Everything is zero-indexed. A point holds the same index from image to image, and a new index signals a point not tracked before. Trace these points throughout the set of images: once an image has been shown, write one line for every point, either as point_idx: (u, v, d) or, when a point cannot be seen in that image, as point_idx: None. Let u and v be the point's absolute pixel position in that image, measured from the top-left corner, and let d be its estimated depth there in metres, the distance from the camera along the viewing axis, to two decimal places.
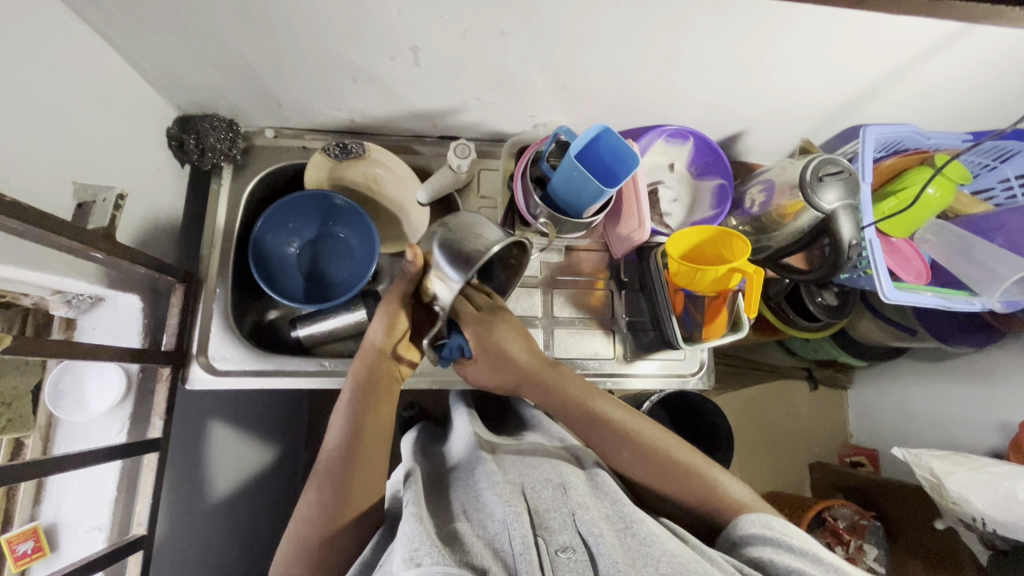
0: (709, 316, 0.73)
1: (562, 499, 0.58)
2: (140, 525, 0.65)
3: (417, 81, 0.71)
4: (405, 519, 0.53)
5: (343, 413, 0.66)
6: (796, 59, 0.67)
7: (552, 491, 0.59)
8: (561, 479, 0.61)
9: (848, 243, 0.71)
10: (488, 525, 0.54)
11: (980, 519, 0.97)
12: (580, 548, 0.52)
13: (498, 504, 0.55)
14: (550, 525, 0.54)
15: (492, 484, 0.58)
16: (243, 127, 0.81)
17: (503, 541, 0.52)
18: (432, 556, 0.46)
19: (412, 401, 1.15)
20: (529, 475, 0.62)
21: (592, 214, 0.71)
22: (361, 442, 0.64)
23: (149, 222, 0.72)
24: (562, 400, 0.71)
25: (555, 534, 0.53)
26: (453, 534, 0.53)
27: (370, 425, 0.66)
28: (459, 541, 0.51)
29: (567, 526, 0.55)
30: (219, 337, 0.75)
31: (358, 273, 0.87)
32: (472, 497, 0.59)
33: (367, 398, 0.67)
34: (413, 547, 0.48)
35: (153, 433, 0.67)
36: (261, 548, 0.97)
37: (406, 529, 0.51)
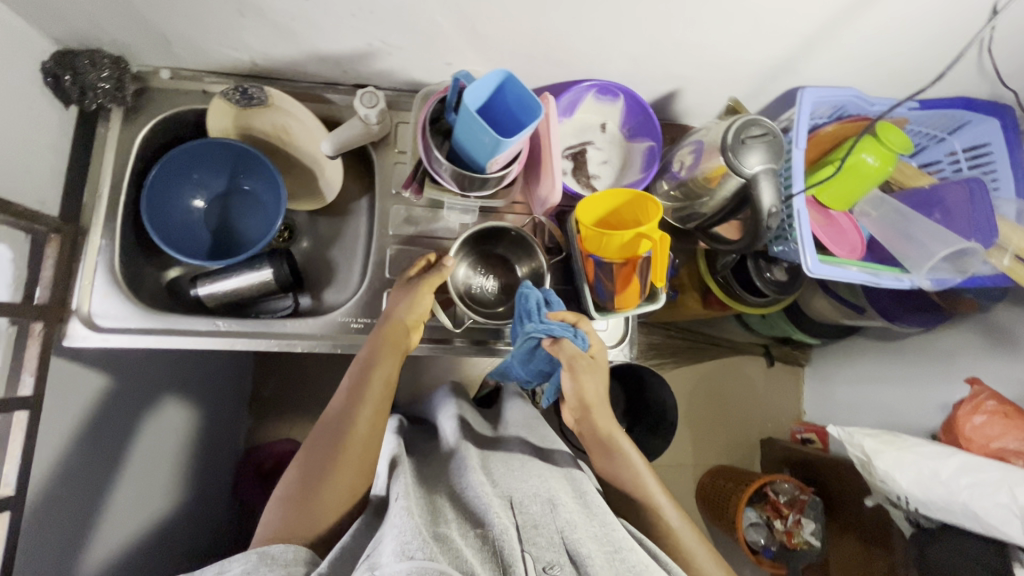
0: (620, 285, 0.69)
1: (551, 514, 0.61)
2: (9, 486, 0.62)
3: (310, 18, 0.64)
4: (396, 514, 0.56)
5: (348, 374, 0.68)
6: (722, 5, 0.61)
7: (541, 507, 0.62)
8: (550, 494, 0.64)
9: (768, 210, 0.66)
10: (486, 531, 0.58)
11: (904, 498, 0.97)
12: (567, 564, 0.56)
13: (490, 515, 0.58)
14: (536, 543, 0.58)
15: (481, 493, 0.62)
16: (133, 67, 0.75)
17: (501, 545, 0.56)
18: (424, 551, 0.50)
19: None
20: (520, 487, 0.65)
21: (497, 169, 0.66)
22: (350, 437, 0.63)
23: (33, 167, 0.65)
24: (594, 433, 0.71)
25: (541, 551, 0.57)
26: (440, 531, 0.56)
27: (367, 394, 0.66)
28: (452, 543, 0.54)
29: (555, 544, 0.58)
30: (105, 293, 0.71)
31: (267, 227, 0.83)
32: (465, 504, 0.63)
33: (360, 389, 0.66)
34: (405, 540, 0.51)
35: (22, 390, 0.64)
36: (182, 511, 0.95)
37: (397, 522, 0.54)
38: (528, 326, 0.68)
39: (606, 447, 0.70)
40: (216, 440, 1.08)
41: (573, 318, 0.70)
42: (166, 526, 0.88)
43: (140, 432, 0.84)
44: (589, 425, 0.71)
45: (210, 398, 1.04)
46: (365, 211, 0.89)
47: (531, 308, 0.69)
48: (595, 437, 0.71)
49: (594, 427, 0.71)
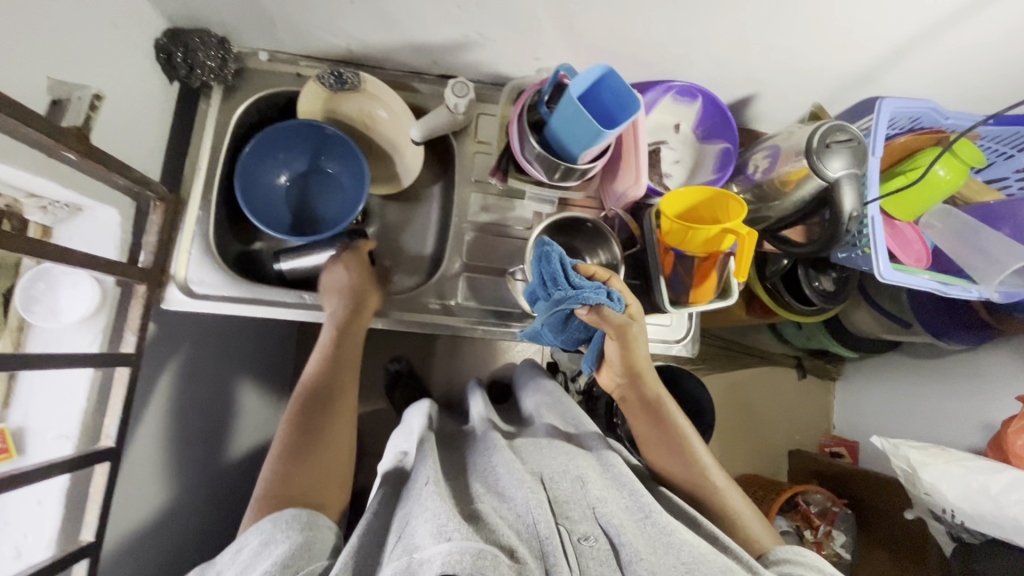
0: (698, 279, 0.71)
1: (581, 490, 0.59)
2: (108, 437, 0.66)
3: (417, 8, 0.67)
4: (427, 496, 0.55)
5: (318, 350, 0.73)
6: (817, 12, 0.63)
7: (571, 483, 0.61)
8: (579, 471, 0.63)
9: (848, 214, 0.68)
10: (511, 510, 0.56)
11: (950, 511, 0.97)
12: (602, 537, 0.55)
13: (520, 490, 0.57)
14: (570, 516, 0.56)
15: (512, 469, 0.60)
16: (235, 48, 0.78)
17: (526, 523, 0.54)
18: (461, 531, 0.48)
19: (400, 351, 1.23)
20: (548, 464, 0.64)
21: (588, 160, 0.69)
22: (330, 414, 0.68)
23: (134, 138, 0.70)
24: (641, 393, 0.75)
25: (576, 524, 0.55)
26: (472, 511, 0.55)
27: (338, 363, 0.72)
28: (483, 519, 0.53)
29: (587, 517, 0.57)
30: (198, 261, 0.74)
31: (346, 208, 0.86)
32: (491, 480, 0.62)
33: (337, 374, 0.71)
34: (440, 522, 0.49)
35: (126, 348, 0.68)
36: (224, 479, 0.99)
37: (430, 504, 0.53)
38: (560, 294, 0.64)
39: (652, 415, 0.74)
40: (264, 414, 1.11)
41: (604, 275, 0.69)
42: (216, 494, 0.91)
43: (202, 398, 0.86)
44: (637, 386, 0.75)
45: (252, 374, 1.07)
46: (437, 198, 0.91)
47: (559, 272, 0.64)
48: (642, 397, 0.75)
49: (643, 388, 0.75)
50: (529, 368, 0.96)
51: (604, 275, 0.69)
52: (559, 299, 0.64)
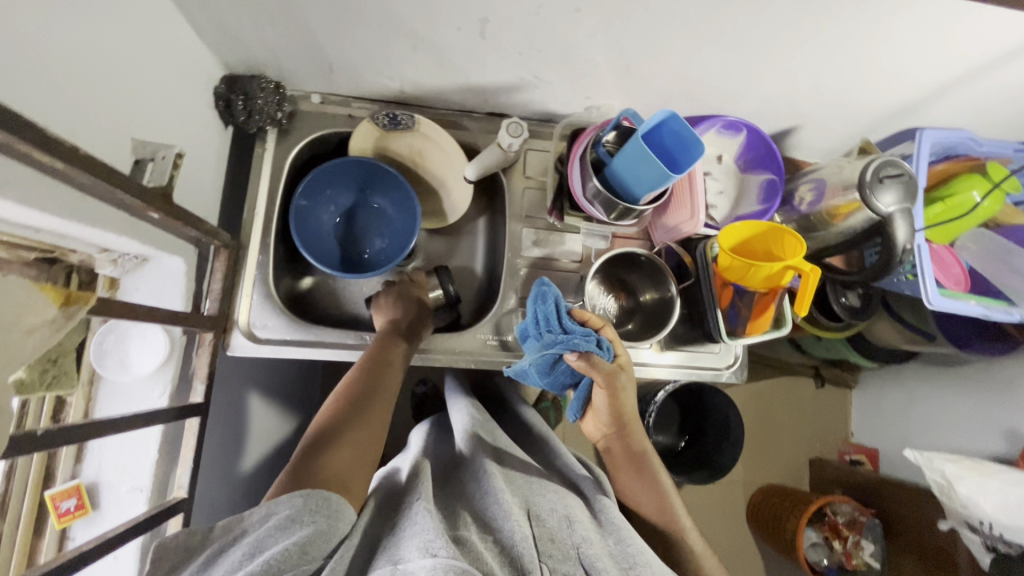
0: (755, 312, 0.73)
1: (568, 528, 0.60)
2: (180, 488, 0.64)
3: (480, 54, 0.68)
4: (418, 510, 0.56)
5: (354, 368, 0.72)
6: (872, 54, 0.65)
7: (559, 521, 0.61)
8: (567, 511, 0.63)
9: (901, 246, 0.70)
10: (500, 538, 0.57)
11: (986, 523, 0.99)
12: None
13: (508, 520, 0.58)
14: (552, 556, 0.56)
15: (502, 498, 0.61)
16: (289, 91, 0.79)
17: (516, 551, 0.55)
18: (448, 549, 0.48)
19: (423, 375, 1.22)
20: (538, 501, 0.64)
21: (648, 201, 0.70)
22: (359, 419, 0.66)
23: (194, 186, 0.70)
24: (626, 445, 0.76)
25: (557, 564, 0.55)
26: (458, 535, 0.56)
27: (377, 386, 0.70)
28: (468, 545, 0.54)
29: (570, 557, 0.56)
30: (260, 305, 0.75)
31: (394, 243, 0.85)
32: (481, 509, 0.62)
33: (375, 385, 0.70)
34: (429, 539, 0.50)
35: (194, 399, 0.67)
36: None
37: (420, 521, 0.54)
38: (547, 337, 0.65)
39: (634, 460, 0.76)
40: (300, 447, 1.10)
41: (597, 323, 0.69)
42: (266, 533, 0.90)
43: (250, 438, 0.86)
44: (623, 438, 0.76)
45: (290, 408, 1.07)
46: (482, 231, 0.92)
47: (550, 313, 0.65)
48: (626, 449, 0.76)
49: (630, 441, 0.76)
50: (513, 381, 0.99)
51: (598, 324, 0.69)
52: (547, 342, 0.65)
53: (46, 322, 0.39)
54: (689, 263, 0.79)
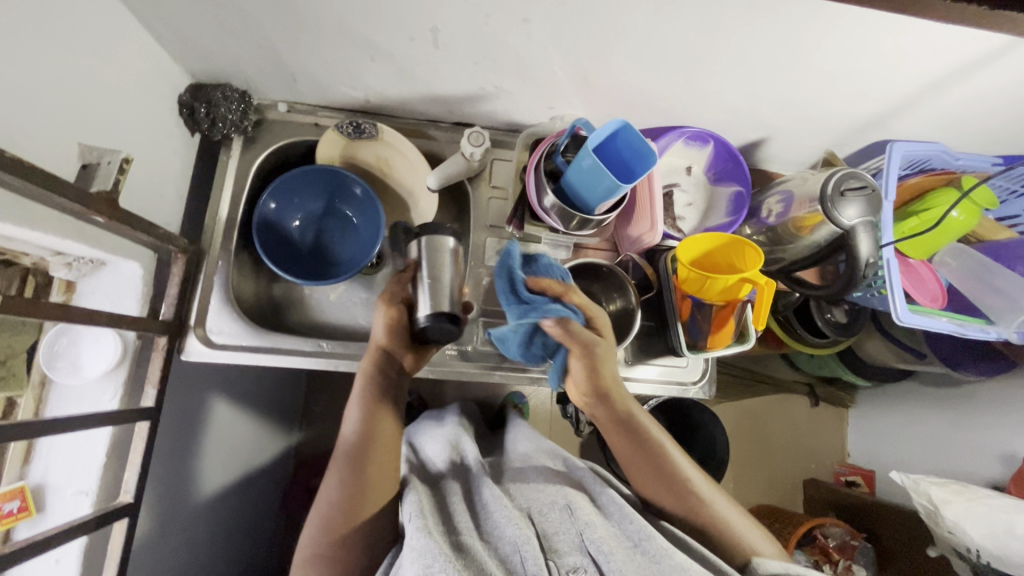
0: (716, 325, 0.72)
1: (569, 520, 0.63)
2: (127, 492, 0.65)
3: (436, 64, 0.69)
4: (413, 533, 0.57)
5: (354, 408, 0.70)
6: (828, 66, 0.64)
7: (559, 514, 0.64)
8: (567, 500, 0.66)
9: (865, 260, 0.69)
10: (499, 545, 0.59)
11: (974, 551, 0.95)
12: (589, 567, 0.57)
13: (508, 526, 0.60)
14: (558, 548, 0.59)
15: (501, 505, 0.63)
16: (256, 100, 0.80)
17: (513, 561, 0.57)
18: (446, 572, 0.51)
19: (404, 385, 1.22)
20: (535, 498, 0.67)
21: (604, 211, 0.70)
22: (371, 454, 0.67)
23: (156, 193, 0.71)
24: (613, 415, 0.72)
25: (565, 556, 0.58)
26: (459, 544, 0.58)
27: (379, 421, 0.70)
28: (468, 553, 0.56)
29: (575, 546, 0.59)
30: (218, 309, 0.75)
31: (361, 252, 0.85)
32: (481, 514, 0.64)
33: (372, 416, 0.69)
34: (426, 564, 0.52)
35: (146, 402, 0.67)
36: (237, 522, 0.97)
37: (415, 543, 0.55)
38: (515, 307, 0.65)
39: (630, 436, 0.72)
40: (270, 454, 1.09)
41: (559, 290, 0.68)
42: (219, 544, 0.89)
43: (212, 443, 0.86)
44: (606, 409, 0.72)
45: (261, 417, 1.06)
46: None
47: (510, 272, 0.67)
48: (614, 421, 0.72)
49: (615, 409, 0.72)
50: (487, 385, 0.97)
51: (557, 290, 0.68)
52: (514, 315, 0.65)
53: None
54: (653, 276, 0.78)
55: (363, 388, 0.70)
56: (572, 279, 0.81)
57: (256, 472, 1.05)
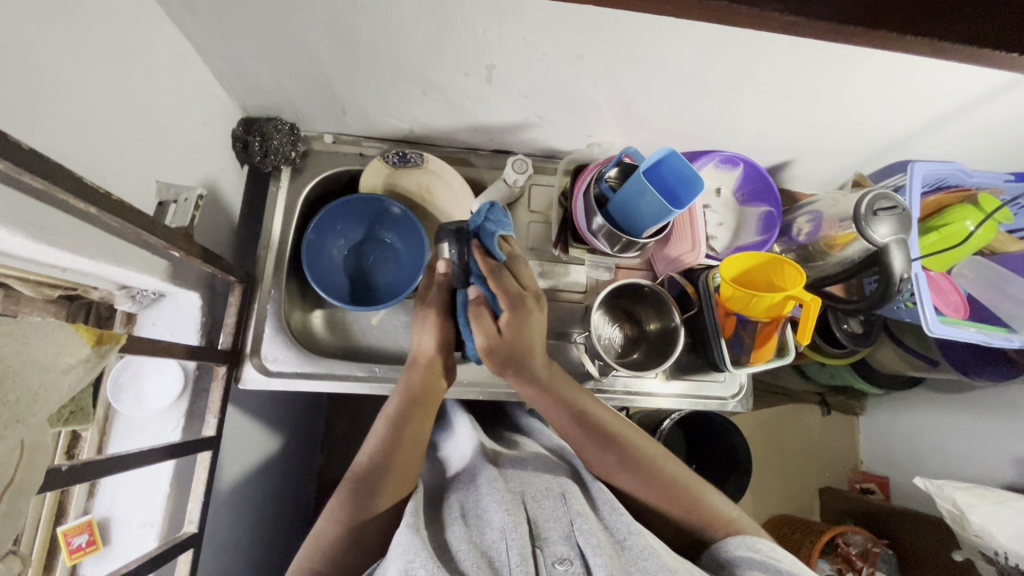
0: (759, 341, 0.74)
1: (561, 509, 0.62)
2: (191, 523, 0.64)
3: (486, 97, 0.72)
4: (401, 529, 0.56)
5: (385, 420, 0.70)
6: (861, 95, 0.68)
7: (552, 502, 0.63)
8: (561, 489, 0.65)
9: (899, 276, 0.72)
10: (486, 533, 0.58)
11: (1003, 553, 0.96)
12: (576, 560, 0.56)
13: (499, 512, 0.58)
14: (547, 536, 0.58)
15: (493, 490, 0.62)
16: (302, 132, 0.82)
17: (498, 552, 0.55)
18: (427, 567, 0.50)
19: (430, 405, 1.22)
20: (531, 484, 0.66)
21: (650, 235, 0.73)
22: (391, 466, 0.65)
23: (213, 225, 0.72)
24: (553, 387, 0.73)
25: (552, 545, 0.57)
26: (445, 544, 0.57)
27: (405, 436, 0.68)
28: (452, 550, 0.55)
29: (565, 537, 0.58)
30: (271, 337, 0.77)
31: (404, 277, 0.87)
32: (471, 501, 0.63)
33: (404, 422, 0.69)
34: (409, 559, 0.51)
35: (207, 431, 0.67)
36: (273, 548, 0.96)
37: (402, 540, 0.54)
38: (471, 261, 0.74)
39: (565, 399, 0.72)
40: (297, 477, 1.08)
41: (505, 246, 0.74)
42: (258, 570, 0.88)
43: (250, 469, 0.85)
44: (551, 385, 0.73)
45: (291, 443, 1.06)
46: None
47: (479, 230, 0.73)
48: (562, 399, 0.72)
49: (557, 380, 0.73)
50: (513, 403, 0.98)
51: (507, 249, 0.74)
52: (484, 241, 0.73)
53: (80, 361, 0.41)
54: (693, 293, 0.80)
55: (401, 400, 0.71)
56: (618, 298, 0.84)
57: (286, 499, 1.04)
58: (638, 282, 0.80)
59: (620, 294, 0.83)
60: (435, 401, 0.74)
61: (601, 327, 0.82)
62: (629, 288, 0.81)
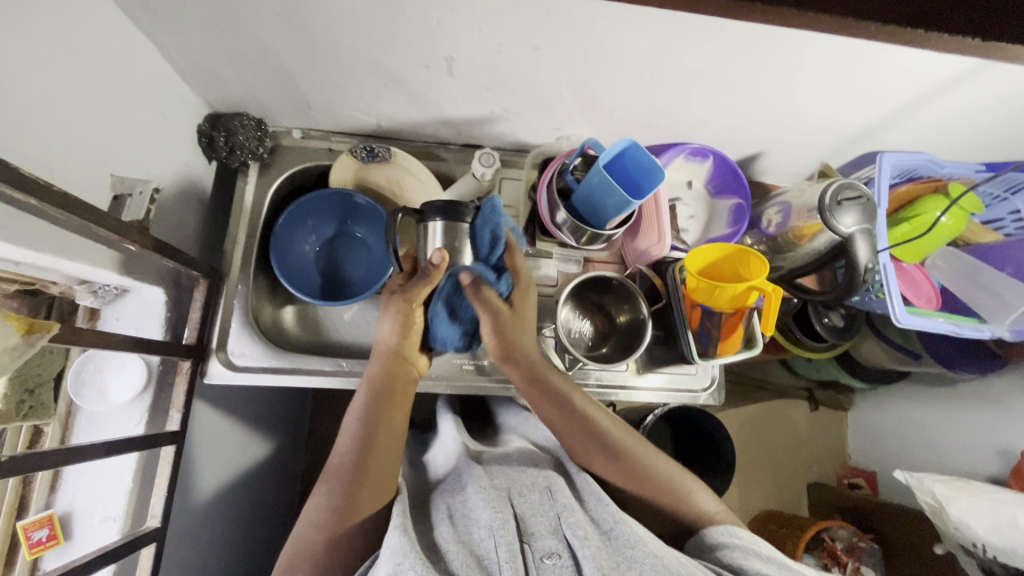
0: (725, 333, 0.75)
1: (548, 503, 0.60)
2: (153, 517, 0.65)
3: (448, 89, 0.72)
4: (390, 531, 0.55)
5: (354, 419, 0.67)
6: (822, 84, 0.68)
7: (538, 496, 0.61)
8: (547, 483, 0.64)
9: (864, 265, 0.72)
10: (474, 531, 0.56)
11: (980, 545, 0.93)
12: (564, 553, 0.55)
13: (485, 510, 0.57)
14: (535, 531, 0.57)
15: (479, 488, 0.60)
16: (271, 127, 0.82)
17: (487, 551, 0.54)
18: (416, 569, 0.49)
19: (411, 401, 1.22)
20: (516, 479, 0.64)
21: (614, 226, 0.73)
22: (365, 467, 0.63)
23: (176, 220, 0.73)
24: (542, 391, 0.72)
25: (540, 540, 0.56)
26: (435, 544, 0.55)
27: (378, 435, 0.66)
28: (441, 550, 0.54)
29: (553, 531, 0.57)
30: (239, 332, 0.77)
31: (376, 271, 0.87)
32: (457, 501, 0.61)
33: (374, 419, 0.67)
34: (398, 561, 0.50)
35: (171, 426, 0.68)
36: (253, 544, 0.97)
37: (391, 542, 0.53)
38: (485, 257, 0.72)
39: (557, 404, 0.71)
40: (279, 475, 1.08)
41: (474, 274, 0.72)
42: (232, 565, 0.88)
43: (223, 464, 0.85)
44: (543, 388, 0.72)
45: (274, 439, 1.05)
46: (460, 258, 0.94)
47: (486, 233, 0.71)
48: (552, 399, 0.71)
49: (546, 381, 0.72)
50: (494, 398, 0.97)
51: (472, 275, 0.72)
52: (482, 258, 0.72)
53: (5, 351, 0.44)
54: (661, 286, 0.80)
55: (368, 396, 0.69)
56: (588, 291, 0.84)
57: (269, 496, 1.04)
58: (604, 275, 0.80)
59: (589, 288, 0.83)
60: (407, 389, 0.72)
61: (571, 321, 0.83)
62: (595, 281, 0.81)
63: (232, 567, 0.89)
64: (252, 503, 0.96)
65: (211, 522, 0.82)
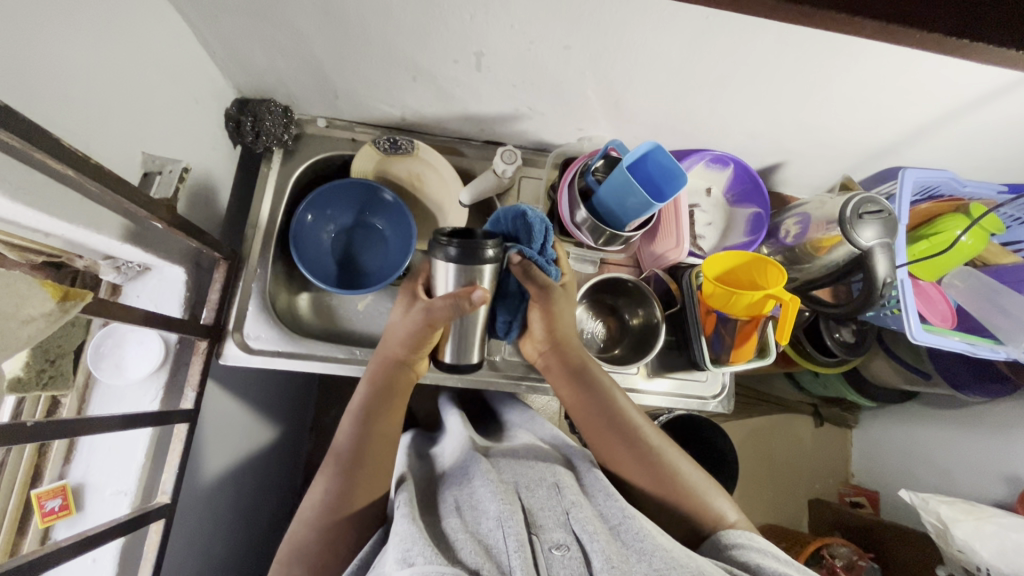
0: (738, 340, 0.75)
1: (556, 498, 0.61)
2: (164, 493, 0.65)
3: (474, 85, 0.72)
4: (396, 521, 0.55)
5: (351, 416, 0.67)
6: (848, 97, 0.68)
7: (545, 492, 0.62)
8: (555, 478, 0.64)
9: (883, 280, 0.72)
10: (482, 523, 0.56)
11: (985, 571, 0.91)
12: (573, 545, 0.55)
13: (493, 502, 0.57)
14: (542, 524, 0.57)
15: (486, 481, 0.60)
16: (296, 115, 0.83)
17: (496, 541, 0.54)
18: (425, 555, 0.48)
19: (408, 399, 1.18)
20: (523, 474, 0.65)
21: (633, 228, 0.73)
22: (357, 467, 0.63)
23: (200, 202, 0.74)
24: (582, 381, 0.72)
25: (549, 532, 0.56)
26: (443, 534, 0.56)
27: (373, 432, 0.66)
28: (449, 539, 0.54)
29: (561, 524, 0.57)
30: (255, 316, 0.78)
31: (392, 262, 0.88)
32: (465, 493, 0.61)
33: (367, 420, 0.66)
34: (405, 548, 0.50)
35: (185, 404, 0.69)
36: (254, 527, 0.97)
37: (398, 530, 0.54)
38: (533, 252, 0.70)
39: (592, 393, 0.72)
40: (283, 460, 1.09)
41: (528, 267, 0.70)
42: (231, 547, 0.89)
43: (228, 445, 0.86)
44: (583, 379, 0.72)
45: (280, 425, 1.05)
46: None
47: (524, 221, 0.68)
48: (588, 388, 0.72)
49: (589, 372, 0.73)
50: (499, 395, 0.98)
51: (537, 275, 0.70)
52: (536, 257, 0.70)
53: (44, 313, 0.45)
54: (676, 290, 0.82)
55: (366, 394, 0.68)
56: (606, 293, 0.85)
57: (272, 482, 1.04)
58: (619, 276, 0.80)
59: (606, 289, 0.84)
60: (405, 393, 0.70)
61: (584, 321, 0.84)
62: (612, 283, 0.82)
63: (232, 550, 0.89)
64: (255, 487, 0.96)
65: (214, 502, 0.82)
